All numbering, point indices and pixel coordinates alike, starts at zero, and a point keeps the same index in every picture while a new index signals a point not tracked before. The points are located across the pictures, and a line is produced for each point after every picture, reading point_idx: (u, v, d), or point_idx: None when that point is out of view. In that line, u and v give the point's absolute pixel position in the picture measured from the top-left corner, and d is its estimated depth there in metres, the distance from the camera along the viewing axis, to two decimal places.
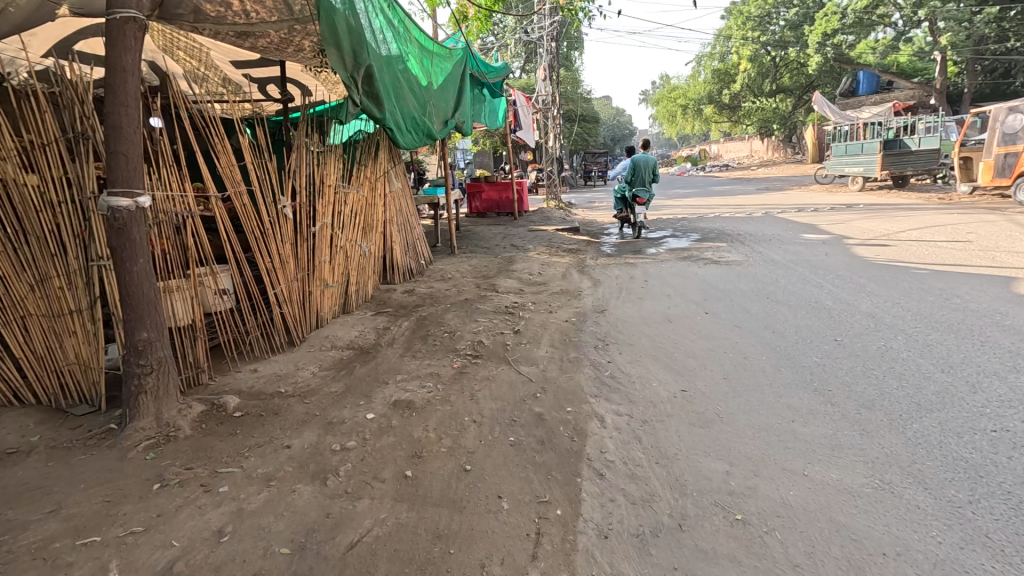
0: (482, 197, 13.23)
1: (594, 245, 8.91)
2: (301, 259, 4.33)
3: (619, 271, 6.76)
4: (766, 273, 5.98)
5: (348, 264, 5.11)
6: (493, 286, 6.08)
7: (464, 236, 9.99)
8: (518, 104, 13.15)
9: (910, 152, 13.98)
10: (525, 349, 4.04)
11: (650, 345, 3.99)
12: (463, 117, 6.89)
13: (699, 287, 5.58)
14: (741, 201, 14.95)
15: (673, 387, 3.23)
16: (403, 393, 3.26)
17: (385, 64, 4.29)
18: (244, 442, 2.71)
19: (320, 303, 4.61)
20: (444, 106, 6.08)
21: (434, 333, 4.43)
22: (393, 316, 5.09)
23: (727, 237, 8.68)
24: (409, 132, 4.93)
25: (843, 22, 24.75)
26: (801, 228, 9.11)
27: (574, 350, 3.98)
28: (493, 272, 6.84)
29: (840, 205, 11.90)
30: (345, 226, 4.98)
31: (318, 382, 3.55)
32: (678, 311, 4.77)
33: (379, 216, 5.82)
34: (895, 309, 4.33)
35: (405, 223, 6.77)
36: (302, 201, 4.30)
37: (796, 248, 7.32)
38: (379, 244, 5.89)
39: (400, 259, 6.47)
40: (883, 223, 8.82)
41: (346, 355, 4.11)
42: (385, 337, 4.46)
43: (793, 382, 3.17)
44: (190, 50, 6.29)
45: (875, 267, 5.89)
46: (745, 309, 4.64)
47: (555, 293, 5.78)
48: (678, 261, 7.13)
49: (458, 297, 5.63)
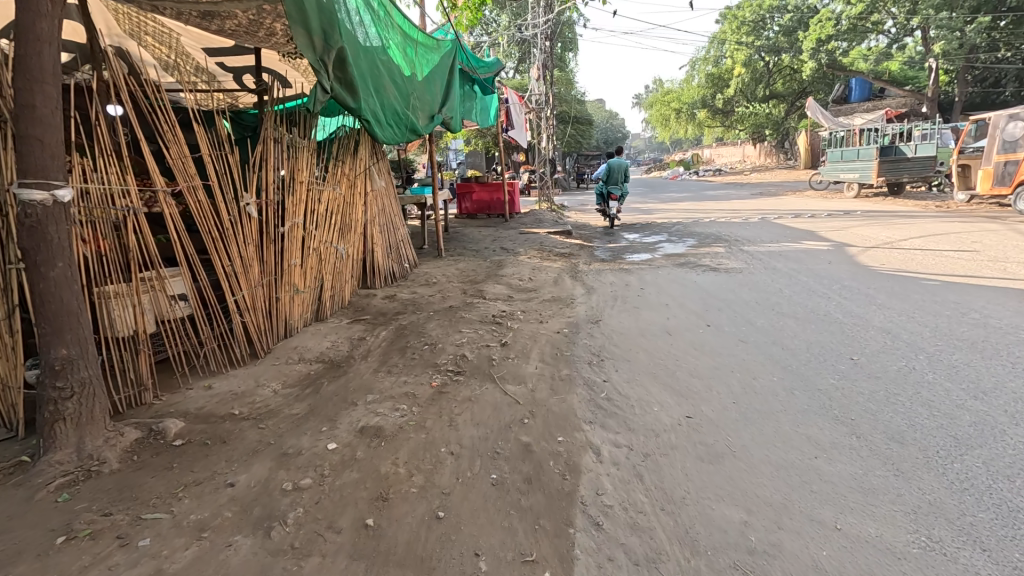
0: (473, 197, 12.87)
1: (588, 249, 8.58)
2: (267, 262, 3.94)
3: (614, 278, 6.42)
4: (768, 282, 5.67)
5: (322, 267, 4.72)
6: (481, 292, 5.72)
7: (453, 238, 9.61)
8: (510, 103, 12.81)
9: (907, 159, 13.82)
10: (513, 365, 3.67)
11: (649, 362, 3.65)
12: (453, 113, 6.53)
13: (699, 296, 5.25)
14: (737, 205, 14.73)
15: (677, 413, 2.89)
16: (373, 418, 2.88)
17: (361, 50, 3.90)
18: (179, 479, 2.31)
19: (288, 310, 4.22)
20: (430, 101, 5.71)
21: (413, 345, 4.05)
22: (370, 324, 4.71)
23: (724, 242, 8.39)
24: (389, 127, 4.54)
25: (837, 29, 24.48)
26: (799, 234, 8.86)
27: (566, 367, 3.62)
28: (481, 276, 6.48)
29: (837, 211, 11.67)
30: (319, 226, 4.59)
31: (279, 402, 3.16)
32: (678, 323, 4.43)
33: (358, 216, 5.44)
34: (911, 324, 4.03)
35: (388, 223, 6.39)
36: (269, 198, 3.91)
37: (798, 256, 7.04)
38: (358, 245, 5.50)
39: (382, 262, 6.10)
40: (884, 231, 8.57)
41: (314, 369, 3.72)
42: (360, 349, 4.07)
43: (810, 409, 2.83)
44: (158, 35, 5.86)
45: (882, 277, 5.61)
46: (750, 322, 4.31)
47: (546, 300, 5.43)
48: (675, 267, 6.82)
49: (442, 304, 5.25)
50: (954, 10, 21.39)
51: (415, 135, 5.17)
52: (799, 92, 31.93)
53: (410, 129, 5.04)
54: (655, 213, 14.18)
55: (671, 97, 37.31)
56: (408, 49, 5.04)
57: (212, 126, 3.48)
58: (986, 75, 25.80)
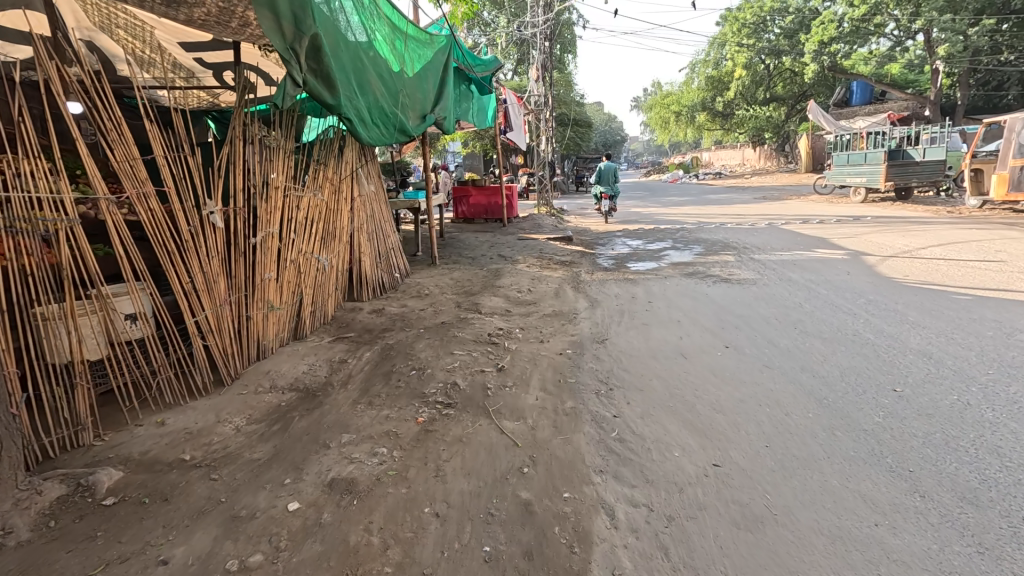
0: (470, 202, 12.45)
1: (589, 257, 8.17)
2: (235, 277, 3.51)
3: (618, 289, 6.00)
4: (786, 295, 5.27)
5: (302, 280, 4.31)
6: (476, 305, 5.31)
7: (447, 244, 9.19)
8: (508, 103, 12.38)
9: (915, 163, 13.45)
10: (510, 395, 3.26)
11: (664, 393, 3.24)
12: (446, 112, 6.12)
13: (713, 311, 4.84)
14: (740, 210, 14.34)
15: (702, 460, 2.48)
16: (346, 466, 2.46)
17: (341, 39, 3.47)
18: (102, 554, 1.89)
19: (262, 330, 3.80)
20: (422, 99, 5.29)
21: (399, 370, 3.63)
22: (354, 344, 4.29)
23: (733, 250, 7.99)
24: (376, 127, 4.11)
25: (840, 30, 24.09)
26: (811, 241, 8.45)
27: (571, 398, 3.21)
28: (476, 287, 6.06)
29: (845, 217, 11.28)
30: (297, 236, 4.18)
31: (241, 443, 2.73)
32: (692, 344, 4.02)
33: (343, 224, 5.04)
34: (954, 347, 3.62)
35: (378, 230, 5.98)
36: (238, 206, 3.49)
37: (813, 265, 6.64)
38: (343, 256, 5.09)
39: (370, 273, 5.69)
40: (899, 238, 8.19)
41: (286, 399, 3.29)
42: (341, 374, 3.64)
43: (857, 456, 2.43)
44: (131, 29, 5.44)
45: (909, 291, 5.21)
46: (772, 344, 3.90)
47: (547, 315, 5.00)
48: (683, 278, 6.41)
49: (434, 319, 4.84)
50: (958, 12, 21.08)
51: (404, 136, 4.76)
52: (800, 95, 31.74)
53: (399, 130, 4.63)
54: (657, 217, 13.79)
55: (671, 100, 36.96)
56: (397, 41, 4.62)
57: (170, 124, 3.06)
58: (989, 79, 25.51)
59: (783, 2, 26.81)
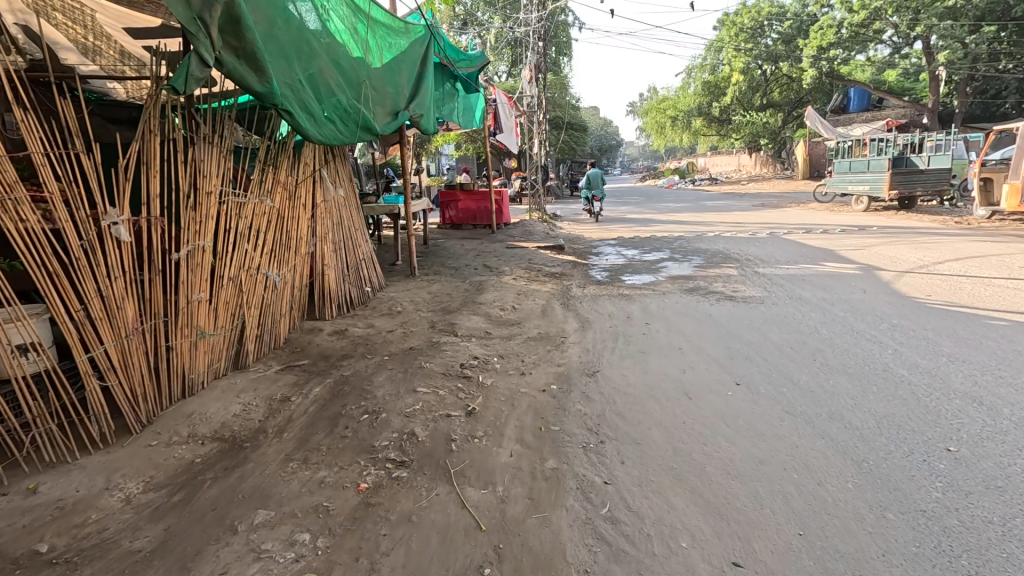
0: (458, 207, 11.88)
1: (581, 268, 7.60)
2: (151, 302, 2.91)
3: (612, 307, 5.43)
4: (797, 318, 4.72)
5: (247, 300, 3.72)
6: (452, 326, 4.72)
7: (430, 252, 8.60)
8: (499, 103, 11.79)
9: (920, 171, 12.98)
10: (479, 450, 2.68)
11: (667, 449, 2.66)
12: (425, 109, 5.51)
13: (718, 337, 4.28)
14: (738, 218, 13.87)
15: (718, 558, 1.91)
16: (251, 565, 1.87)
17: (275, 13, 2.88)
18: None
19: (189, 361, 3.20)
20: (393, 93, 4.70)
21: (349, 413, 3.03)
22: (305, 375, 3.69)
23: (735, 263, 7.45)
24: (331, 122, 3.53)
25: (838, 36, 23.73)
26: (817, 253, 7.92)
27: (554, 456, 2.63)
28: (455, 303, 5.47)
29: (850, 227, 10.80)
30: (239, 249, 3.58)
31: (125, 522, 2.13)
32: (696, 380, 3.45)
33: (302, 233, 4.45)
34: (1006, 389, 3.07)
35: (347, 240, 5.39)
36: (153, 214, 2.89)
37: (824, 281, 6.10)
38: (301, 269, 4.50)
39: (335, 288, 5.10)
40: (911, 251, 7.68)
41: (204, 452, 2.69)
42: (278, 418, 3.03)
43: (921, 555, 1.86)
44: (69, 10, 4.82)
45: (935, 313, 4.67)
46: (791, 382, 3.34)
47: (532, 340, 4.42)
48: (684, 294, 5.84)
49: (402, 344, 4.26)
50: (959, 18, 20.64)
51: (370, 134, 4.17)
52: (794, 102, 31.85)
53: (363, 127, 4.04)
54: (653, 224, 13.27)
55: (667, 105, 36.57)
56: (360, 25, 4.04)
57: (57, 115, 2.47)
58: (987, 87, 25.23)
59: (782, 7, 26.43)
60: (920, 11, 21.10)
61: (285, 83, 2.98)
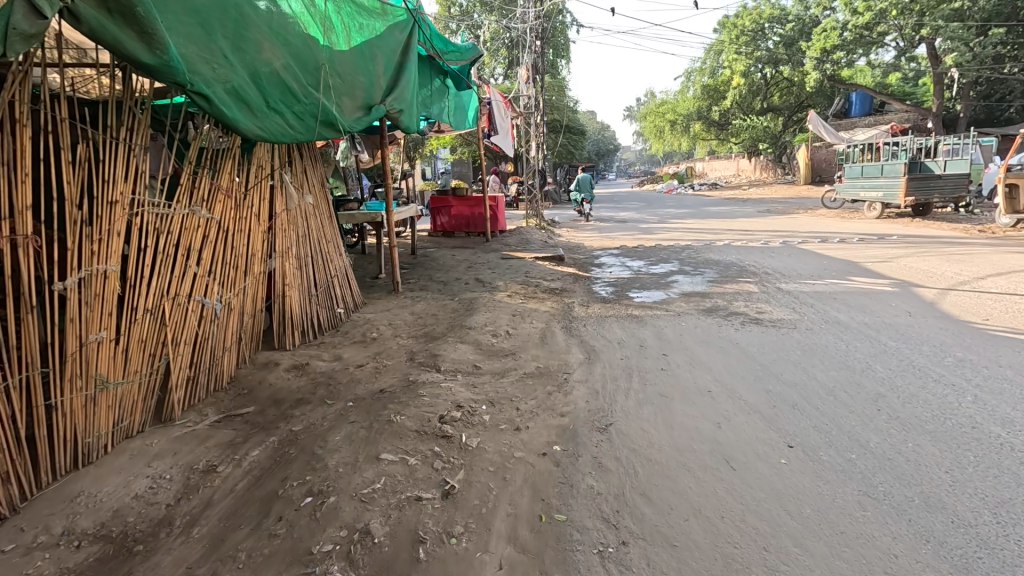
0: (451, 213, 11.16)
1: (583, 283, 6.88)
2: (20, 349, 2.20)
3: (621, 332, 4.70)
4: (842, 348, 4.02)
5: (175, 335, 2.99)
6: (435, 358, 3.99)
7: (417, 264, 7.86)
8: (493, 103, 10.99)
9: (937, 177, 12.35)
10: (458, 560, 1.96)
11: (715, 558, 1.94)
12: (406, 104, 4.79)
13: (752, 375, 3.56)
14: (746, 224, 13.20)
15: None
16: None
17: None
18: None
19: (83, 422, 2.48)
20: (365, 83, 3.98)
21: (287, 494, 2.30)
22: (245, 430, 2.95)
23: (753, 277, 6.74)
24: (276, 112, 2.81)
25: (843, 37, 22.86)
26: (840, 266, 7.24)
27: (562, 571, 1.91)
28: (440, 327, 4.75)
29: (868, 235, 10.13)
30: (162, 273, 2.86)
31: None
32: (738, 440, 2.73)
33: (253, 249, 3.74)
34: None
35: (314, 255, 4.66)
36: (21, 232, 2.17)
37: (859, 300, 5.40)
38: (252, 292, 3.78)
39: (300, 311, 4.37)
40: (945, 264, 7.01)
41: (76, 564, 1.95)
42: (194, 501, 2.30)
43: None
44: None
45: (1003, 343, 3.98)
46: (860, 445, 2.62)
47: (529, 377, 3.68)
48: (701, 316, 5.12)
49: (372, 384, 3.52)
50: (964, 21, 20.12)
51: (334, 131, 3.45)
52: (795, 105, 31.40)
53: (325, 122, 3.33)
54: (656, 232, 12.57)
55: (665, 108, 35.89)
56: None
57: None
58: (992, 91, 24.76)
59: (782, 10, 25.83)
60: (925, 13, 20.47)
61: (199, 55, 2.28)
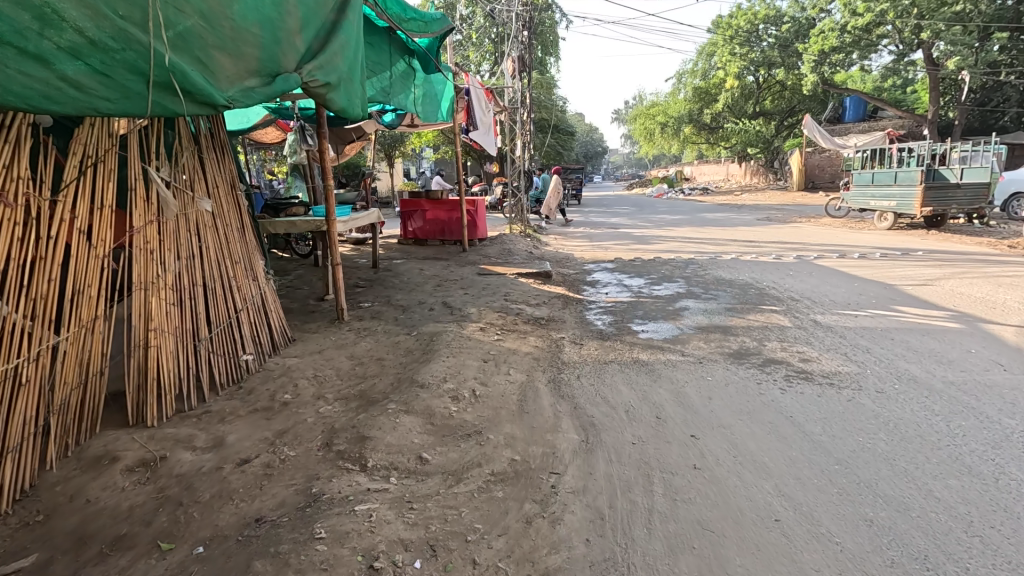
0: (425, 217, 9.87)
1: (574, 309, 5.66)
2: None
3: (629, 391, 3.47)
4: (946, 429, 2.83)
5: None
6: (363, 443, 2.70)
7: (376, 281, 6.56)
8: (472, 94, 9.67)
9: (954, 186, 11.40)
10: None
11: None
12: (338, 76, 3.49)
13: (837, 487, 2.35)
14: (749, 234, 12.11)
15: None
16: None
17: None
18: None
19: None
20: (264, 36, 2.69)
21: None
22: None
23: (779, 304, 5.59)
24: (16, 49, 1.65)
25: (841, 40, 21.74)
26: (880, 290, 6.12)
27: None
28: (382, 384, 3.46)
29: (890, 251, 9.09)
30: None
31: None
32: None
33: (77, 281, 2.46)
34: None
35: (212, 285, 3.34)
36: None
37: (927, 343, 4.25)
38: (77, 350, 2.48)
39: (177, 366, 3.05)
40: (1003, 291, 5.93)
41: None
42: None
43: None
44: None
45: None
46: None
47: (498, 484, 2.43)
48: (731, 363, 3.92)
49: (248, 503, 2.23)
50: (965, 24, 19.29)
51: (186, 102, 2.15)
52: (788, 109, 30.62)
53: (159, 81, 2.04)
54: (653, 241, 11.41)
55: (655, 110, 34.88)
56: None
57: None
58: (987, 98, 24.26)
59: (778, 11, 24.97)
60: (925, 15, 19.55)
61: None
